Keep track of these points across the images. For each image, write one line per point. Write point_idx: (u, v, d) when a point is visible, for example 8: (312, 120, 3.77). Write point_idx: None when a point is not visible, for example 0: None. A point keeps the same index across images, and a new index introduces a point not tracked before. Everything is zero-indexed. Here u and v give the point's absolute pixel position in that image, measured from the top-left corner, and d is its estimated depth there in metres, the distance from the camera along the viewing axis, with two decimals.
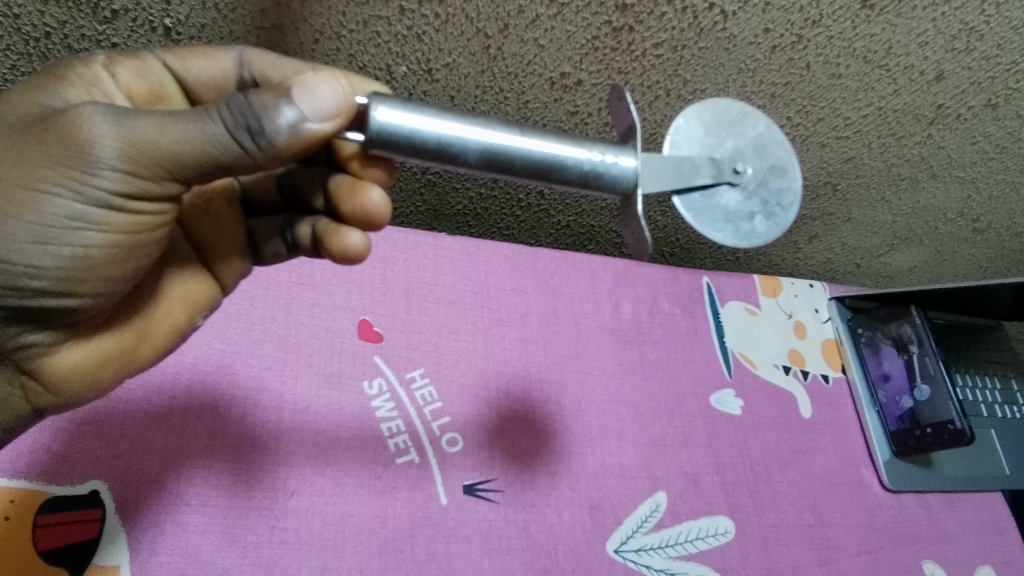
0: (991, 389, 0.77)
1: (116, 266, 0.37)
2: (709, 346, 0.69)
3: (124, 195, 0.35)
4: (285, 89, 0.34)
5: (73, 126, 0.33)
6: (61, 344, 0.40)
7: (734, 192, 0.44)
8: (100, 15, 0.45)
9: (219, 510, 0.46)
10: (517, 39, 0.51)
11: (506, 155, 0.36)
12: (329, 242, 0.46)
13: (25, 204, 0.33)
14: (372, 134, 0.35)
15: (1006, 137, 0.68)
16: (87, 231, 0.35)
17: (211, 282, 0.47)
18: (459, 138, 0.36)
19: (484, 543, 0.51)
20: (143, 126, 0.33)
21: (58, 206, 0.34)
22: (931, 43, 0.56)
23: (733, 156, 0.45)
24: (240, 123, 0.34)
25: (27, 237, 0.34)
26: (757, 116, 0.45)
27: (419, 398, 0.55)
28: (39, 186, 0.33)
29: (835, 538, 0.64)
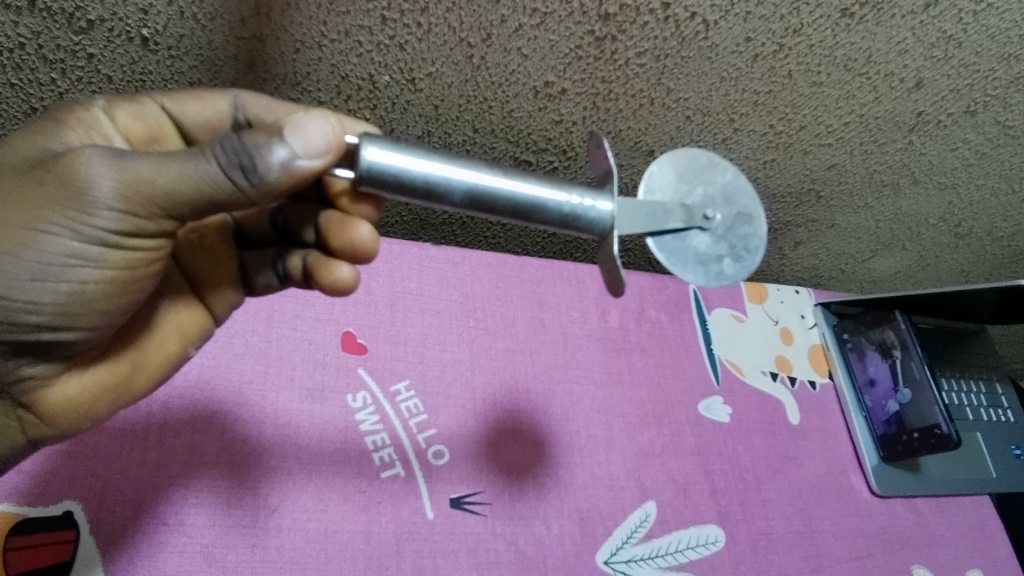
0: (976, 393, 0.77)
1: (110, 299, 0.36)
2: (696, 355, 0.69)
3: (120, 233, 0.34)
4: (277, 128, 0.34)
5: (72, 166, 0.33)
6: (58, 377, 0.39)
7: (703, 235, 0.45)
8: (76, 26, 0.45)
9: (199, 530, 0.45)
10: (500, 48, 0.51)
11: (489, 195, 0.37)
12: (321, 274, 0.45)
13: (24, 243, 0.33)
14: (361, 172, 0.35)
15: (985, 143, 0.69)
16: (86, 269, 0.34)
17: (201, 311, 0.46)
18: (446, 178, 0.36)
19: (471, 558, 0.50)
20: (141, 165, 0.33)
21: (58, 246, 0.33)
22: (911, 51, 0.56)
23: (703, 201, 0.46)
24: (235, 161, 0.33)
25: (26, 275, 0.33)
26: (726, 168, 0.47)
27: (403, 410, 0.54)
28: (37, 226, 0.33)
29: (824, 545, 0.63)
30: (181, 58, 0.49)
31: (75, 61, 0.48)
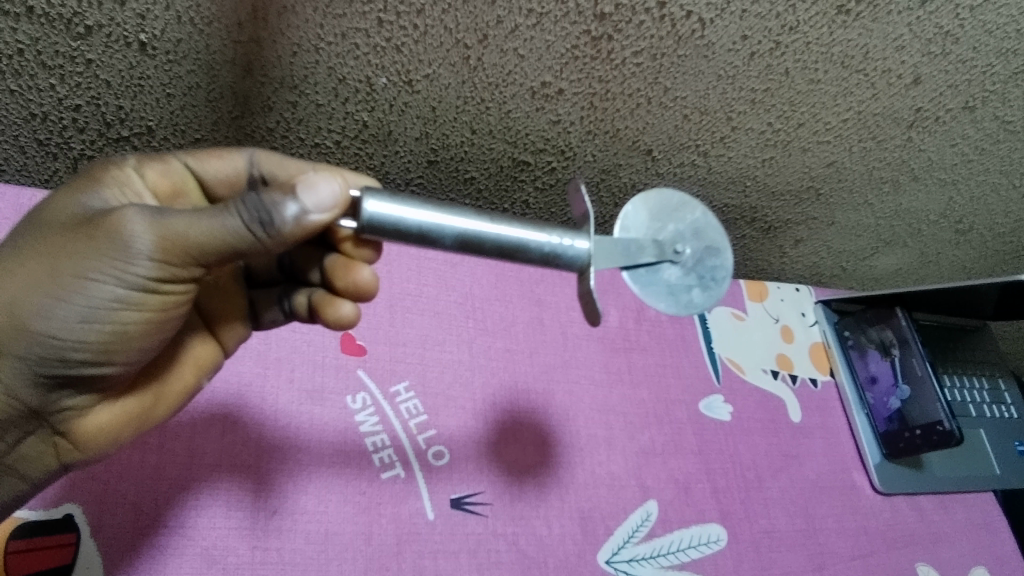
0: (979, 389, 0.77)
1: (144, 337, 0.38)
2: (697, 353, 0.69)
3: (156, 279, 0.35)
4: (291, 186, 0.35)
5: (118, 220, 0.34)
6: (91, 406, 0.39)
7: (674, 268, 0.46)
8: (74, 32, 0.45)
9: (199, 532, 0.45)
10: (497, 49, 0.51)
11: (479, 240, 0.37)
12: (327, 311, 0.46)
13: (74, 288, 0.35)
14: (363, 222, 0.36)
15: (984, 139, 0.69)
16: (127, 313, 0.36)
17: (212, 344, 0.46)
18: (436, 225, 0.36)
19: (472, 558, 0.50)
20: (176, 220, 0.34)
21: (103, 291, 0.35)
22: (908, 47, 0.56)
23: (674, 236, 0.47)
24: (259, 216, 0.34)
25: (74, 316, 0.35)
26: (699, 203, 0.48)
27: (403, 411, 0.55)
28: (86, 274, 0.35)
29: (827, 543, 0.63)
30: (180, 62, 0.49)
31: (73, 67, 0.48)
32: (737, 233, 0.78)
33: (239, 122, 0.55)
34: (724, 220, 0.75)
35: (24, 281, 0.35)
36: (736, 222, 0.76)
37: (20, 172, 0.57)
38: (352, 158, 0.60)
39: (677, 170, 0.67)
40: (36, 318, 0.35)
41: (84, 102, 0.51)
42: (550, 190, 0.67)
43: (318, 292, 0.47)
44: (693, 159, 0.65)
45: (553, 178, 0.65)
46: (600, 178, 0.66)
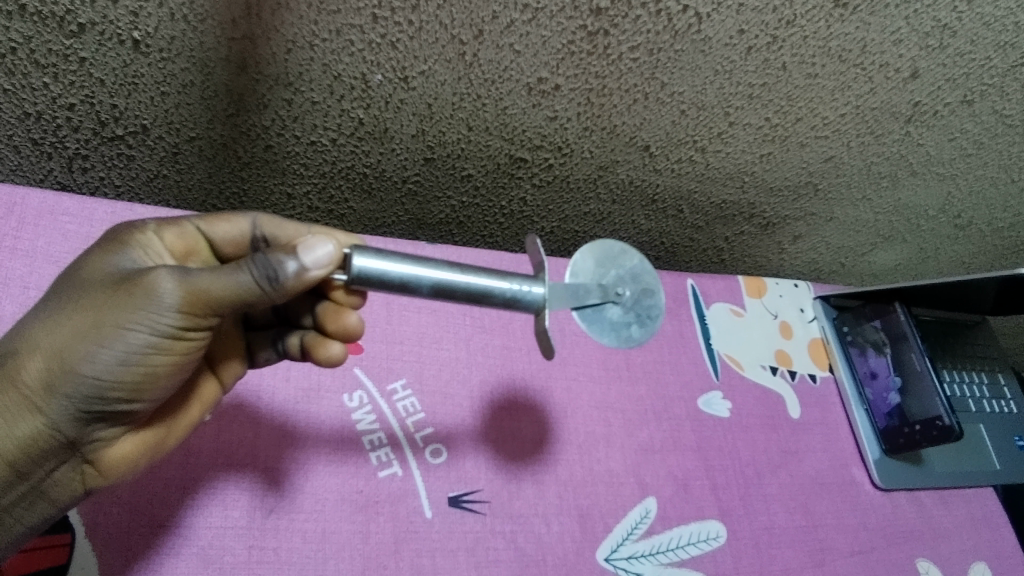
0: (978, 384, 0.77)
1: (169, 376, 0.38)
2: (695, 349, 0.69)
3: (184, 326, 0.36)
4: (289, 247, 0.38)
5: (153, 276, 0.36)
6: (118, 436, 0.39)
7: (615, 307, 0.46)
8: (67, 29, 0.45)
9: (194, 531, 0.45)
10: (492, 45, 0.51)
11: (453, 288, 0.39)
12: (320, 352, 0.47)
13: (115, 334, 0.35)
14: (354, 275, 0.38)
15: (983, 133, 0.68)
16: (159, 356, 0.37)
17: (212, 382, 0.45)
18: (415, 275, 0.38)
19: (470, 557, 0.50)
20: (202, 277, 0.36)
21: (138, 335, 0.35)
22: (906, 40, 0.56)
23: (615, 280, 0.46)
24: (269, 273, 0.36)
25: (112, 360, 0.35)
26: (637, 251, 0.48)
27: (401, 409, 0.54)
28: (127, 323, 0.35)
29: (826, 539, 0.63)
30: (173, 60, 0.49)
31: (67, 65, 0.48)
32: (736, 229, 0.77)
33: (234, 120, 0.54)
34: (722, 216, 0.75)
35: (65, 327, 0.36)
36: (734, 218, 0.75)
37: (13, 172, 0.56)
38: (349, 156, 0.59)
39: (675, 166, 0.66)
40: (76, 360, 0.35)
41: (78, 100, 0.50)
42: (548, 187, 0.66)
43: (312, 332, 0.48)
44: (691, 154, 0.65)
45: (550, 175, 0.65)
46: (597, 175, 0.66)
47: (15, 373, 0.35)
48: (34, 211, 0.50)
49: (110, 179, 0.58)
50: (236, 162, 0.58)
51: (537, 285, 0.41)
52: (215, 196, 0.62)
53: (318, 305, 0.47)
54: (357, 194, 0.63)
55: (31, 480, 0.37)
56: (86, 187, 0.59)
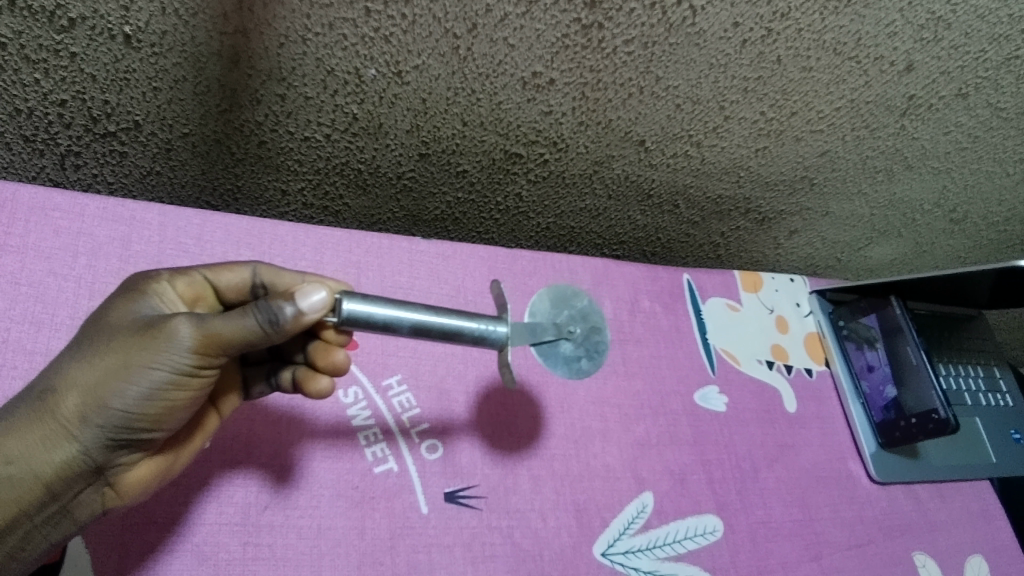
0: (973, 377, 0.77)
1: (186, 407, 0.39)
2: (692, 344, 0.68)
3: (199, 363, 0.37)
4: (287, 293, 0.38)
5: (172, 319, 0.37)
6: (138, 460, 0.39)
7: (568, 343, 0.50)
8: (57, 24, 0.45)
9: (188, 528, 0.45)
10: (487, 39, 0.51)
11: (430, 329, 0.41)
12: (310, 386, 0.46)
13: (132, 375, 0.36)
14: (341, 315, 0.40)
15: (978, 126, 0.68)
16: (180, 390, 0.38)
17: (212, 414, 0.45)
18: (397, 316, 0.41)
19: (467, 552, 0.50)
20: (215, 320, 0.37)
21: (161, 370, 0.37)
22: (900, 33, 0.56)
23: (567, 319, 0.51)
24: (273, 315, 0.37)
25: (133, 397, 0.37)
26: (587, 293, 0.53)
27: (396, 405, 0.54)
28: (143, 364, 0.36)
29: (823, 533, 0.63)
30: (166, 55, 0.48)
31: (58, 61, 0.47)
32: (732, 224, 0.77)
33: (227, 116, 0.54)
34: (718, 211, 0.74)
35: (93, 364, 0.37)
36: (730, 213, 0.75)
37: (6, 169, 0.55)
38: (343, 152, 0.59)
39: (670, 161, 0.66)
40: (105, 394, 0.36)
41: (70, 96, 0.50)
42: (543, 183, 0.66)
43: (304, 366, 0.46)
44: (687, 149, 0.65)
45: (546, 170, 0.64)
46: (592, 170, 0.65)
47: (48, 406, 0.36)
48: (25, 207, 0.50)
49: (103, 176, 0.58)
50: (229, 157, 0.58)
51: (505, 324, 0.43)
52: (209, 192, 0.61)
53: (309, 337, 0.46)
54: (352, 190, 0.63)
55: (61, 501, 0.38)
56: (79, 184, 0.58)
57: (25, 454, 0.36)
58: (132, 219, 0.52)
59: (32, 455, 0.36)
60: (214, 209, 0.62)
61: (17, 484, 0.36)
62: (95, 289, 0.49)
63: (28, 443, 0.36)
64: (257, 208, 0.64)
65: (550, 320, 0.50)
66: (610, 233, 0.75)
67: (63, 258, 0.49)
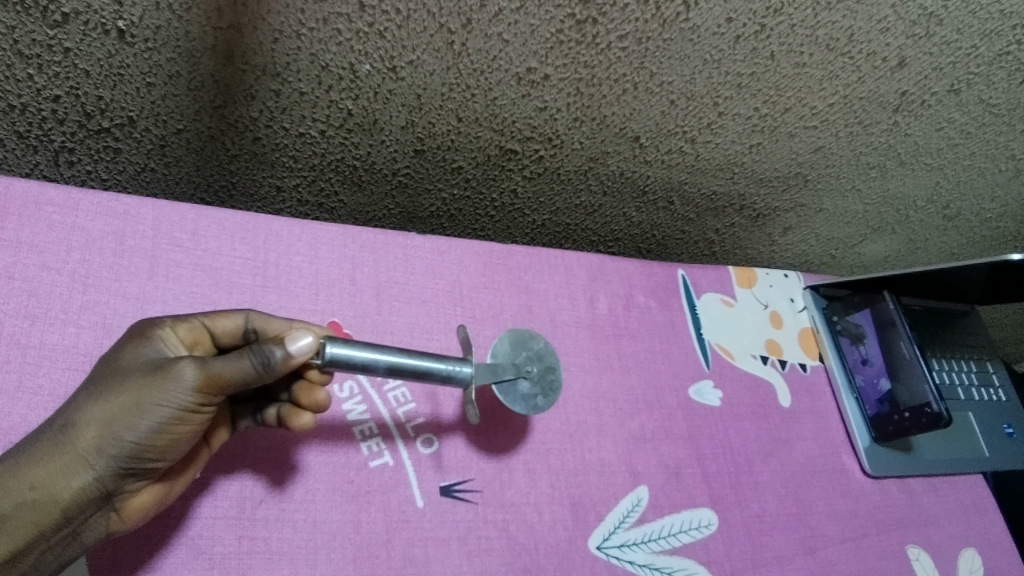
0: (966, 372, 0.77)
1: (190, 441, 0.41)
2: (686, 339, 0.69)
3: (202, 401, 0.39)
4: (279, 337, 0.41)
5: (179, 359, 0.39)
6: (141, 486, 0.41)
7: (527, 381, 0.54)
8: (51, 19, 0.45)
9: (183, 522, 0.44)
10: (481, 34, 0.51)
11: (404, 369, 0.47)
12: (293, 423, 0.46)
13: (143, 411, 0.38)
14: (326, 358, 0.44)
15: (970, 122, 0.69)
16: (186, 424, 0.39)
17: (204, 449, 0.44)
18: (375, 357, 0.45)
19: (462, 546, 0.50)
20: (218, 361, 0.39)
21: (169, 406, 0.38)
22: (892, 29, 0.56)
23: (526, 360, 0.55)
24: (265, 357, 0.40)
25: (142, 431, 0.38)
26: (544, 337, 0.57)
27: (391, 400, 0.54)
28: (151, 400, 0.38)
29: (818, 526, 0.64)
30: (159, 50, 0.48)
31: (51, 56, 0.47)
32: (726, 221, 0.77)
33: (221, 112, 0.54)
34: (712, 208, 0.75)
35: (107, 399, 0.38)
36: (725, 210, 0.75)
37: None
38: (338, 148, 0.59)
39: (665, 158, 0.66)
40: (117, 428, 0.38)
41: (63, 92, 0.50)
42: (538, 179, 0.66)
43: (289, 403, 0.47)
44: (681, 145, 0.65)
45: (541, 167, 0.64)
46: (587, 166, 0.65)
47: (66, 439, 0.38)
48: (18, 200, 0.50)
49: (97, 172, 0.58)
50: (224, 153, 0.58)
51: (468, 364, 0.49)
52: (204, 188, 0.61)
53: (293, 375, 0.47)
54: (347, 187, 0.63)
55: (73, 525, 0.38)
56: (73, 181, 0.58)
57: (46, 481, 0.37)
58: (125, 214, 0.52)
59: (51, 483, 0.37)
60: (209, 205, 0.62)
61: (39, 508, 0.37)
62: (89, 283, 0.49)
63: (48, 472, 0.37)
64: (252, 204, 0.64)
65: (510, 361, 0.54)
66: (606, 230, 0.75)
67: (56, 252, 0.49)
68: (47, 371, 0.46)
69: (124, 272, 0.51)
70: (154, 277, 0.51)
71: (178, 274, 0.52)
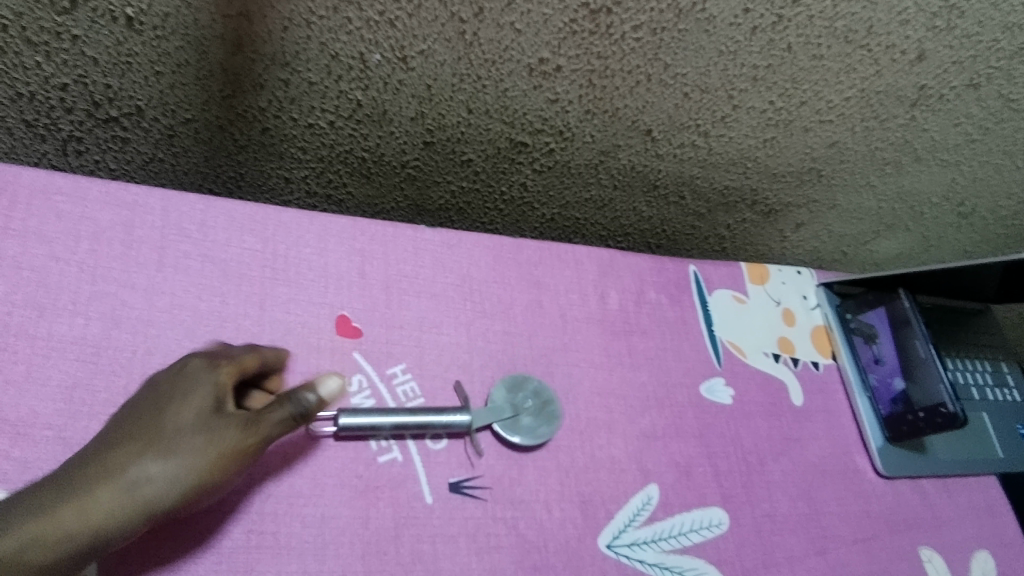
0: (981, 372, 0.76)
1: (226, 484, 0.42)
2: (698, 336, 0.68)
3: (248, 450, 0.41)
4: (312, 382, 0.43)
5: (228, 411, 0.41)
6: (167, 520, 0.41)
7: (526, 415, 0.56)
8: (59, 5, 0.44)
9: (192, 515, 0.44)
10: (493, 24, 0.50)
11: (411, 415, 0.49)
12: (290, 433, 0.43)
13: (197, 458, 0.39)
14: None
15: (988, 118, 0.68)
16: (231, 470, 0.40)
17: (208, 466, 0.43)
18: None
19: (471, 542, 0.50)
20: (267, 413, 0.41)
21: (218, 454, 0.40)
22: (912, 21, 0.55)
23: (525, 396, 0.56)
24: (304, 403, 0.42)
25: (193, 476, 0.39)
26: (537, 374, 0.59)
27: (401, 394, 0.54)
28: (206, 450, 0.40)
29: (829, 526, 0.63)
30: (168, 38, 0.48)
31: (59, 43, 0.47)
32: (738, 217, 0.76)
33: (230, 102, 0.53)
34: (724, 203, 0.74)
35: (159, 447, 0.39)
36: (737, 205, 0.74)
37: (8, 154, 0.55)
38: (347, 140, 0.58)
39: (677, 152, 0.65)
40: (169, 474, 0.39)
41: (71, 80, 0.49)
42: (549, 173, 0.65)
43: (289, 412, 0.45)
44: (694, 139, 0.64)
45: (551, 160, 0.64)
46: (599, 159, 0.65)
47: (115, 480, 0.38)
48: (26, 189, 0.49)
49: (105, 163, 0.57)
50: (233, 144, 0.57)
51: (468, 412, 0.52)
52: (212, 179, 0.60)
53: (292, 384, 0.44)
54: (356, 179, 0.62)
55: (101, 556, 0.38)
56: (81, 171, 0.58)
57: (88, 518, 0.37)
58: (134, 204, 0.52)
59: (93, 522, 0.37)
60: (217, 196, 0.61)
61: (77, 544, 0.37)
62: (97, 274, 0.49)
63: (89, 511, 0.37)
64: (260, 196, 0.63)
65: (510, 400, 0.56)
66: (616, 225, 0.74)
67: (65, 242, 0.49)
68: (54, 361, 0.45)
69: (132, 263, 0.50)
70: (162, 269, 0.51)
71: (186, 265, 0.51)
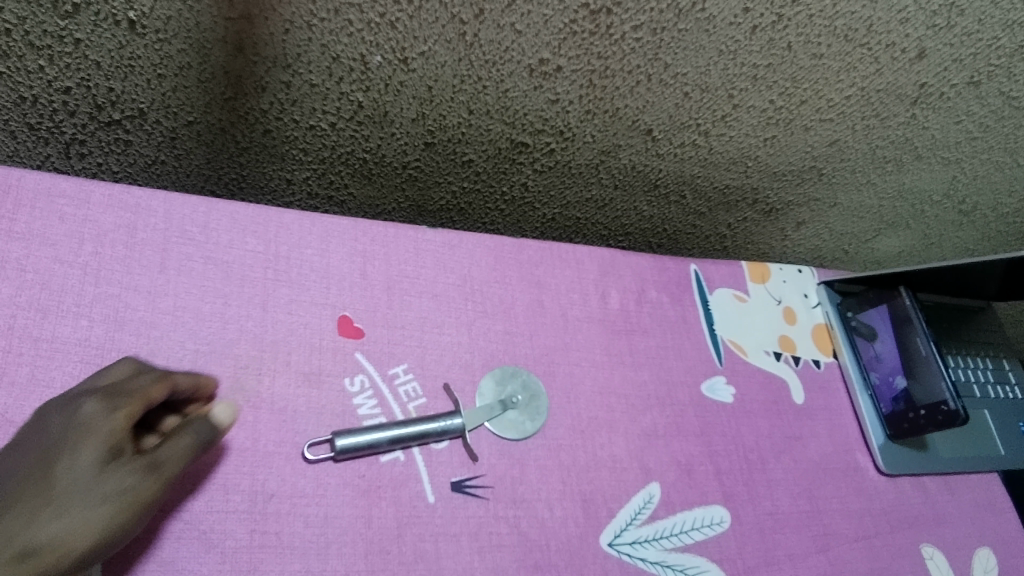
0: (982, 370, 0.76)
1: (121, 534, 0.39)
2: (698, 335, 0.68)
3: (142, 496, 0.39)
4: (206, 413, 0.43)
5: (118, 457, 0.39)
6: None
7: (514, 411, 0.56)
8: (62, 9, 0.44)
9: (196, 514, 0.44)
10: (493, 25, 0.50)
11: (403, 437, 0.50)
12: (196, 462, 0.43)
13: (86, 511, 0.37)
14: (338, 451, 0.48)
15: (989, 115, 0.68)
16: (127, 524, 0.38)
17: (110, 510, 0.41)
18: (374, 436, 0.49)
19: (473, 541, 0.50)
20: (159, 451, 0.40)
21: (108, 504, 0.38)
22: (912, 19, 0.56)
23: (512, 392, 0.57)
24: (199, 434, 0.42)
25: (82, 531, 0.37)
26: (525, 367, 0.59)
27: (402, 394, 0.54)
28: (95, 501, 0.37)
29: (831, 524, 0.63)
30: (170, 41, 0.48)
31: (62, 47, 0.47)
32: (739, 216, 0.77)
33: (232, 104, 0.53)
34: (725, 202, 0.74)
35: (45, 502, 0.37)
36: (737, 204, 0.74)
37: (11, 157, 0.55)
38: (348, 141, 0.58)
39: (677, 151, 0.65)
40: (55, 531, 0.36)
41: (74, 84, 0.50)
42: (549, 172, 0.65)
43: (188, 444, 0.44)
44: (694, 138, 0.64)
45: (551, 160, 0.64)
46: (599, 159, 0.65)
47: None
48: (31, 192, 0.50)
49: (108, 165, 0.57)
50: (235, 146, 0.57)
51: (457, 415, 0.53)
52: (214, 181, 0.60)
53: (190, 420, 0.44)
54: (357, 180, 0.62)
55: None
56: (84, 173, 0.58)
57: None
58: (137, 207, 0.52)
59: None
60: (219, 198, 0.61)
61: None
62: (101, 276, 0.49)
63: None
64: (262, 197, 0.63)
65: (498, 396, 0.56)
66: (617, 224, 0.74)
67: (68, 245, 0.49)
68: (59, 364, 0.46)
69: (135, 265, 0.50)
70: (165, 271, 0.51)
71: (189, 267, 0.52)
